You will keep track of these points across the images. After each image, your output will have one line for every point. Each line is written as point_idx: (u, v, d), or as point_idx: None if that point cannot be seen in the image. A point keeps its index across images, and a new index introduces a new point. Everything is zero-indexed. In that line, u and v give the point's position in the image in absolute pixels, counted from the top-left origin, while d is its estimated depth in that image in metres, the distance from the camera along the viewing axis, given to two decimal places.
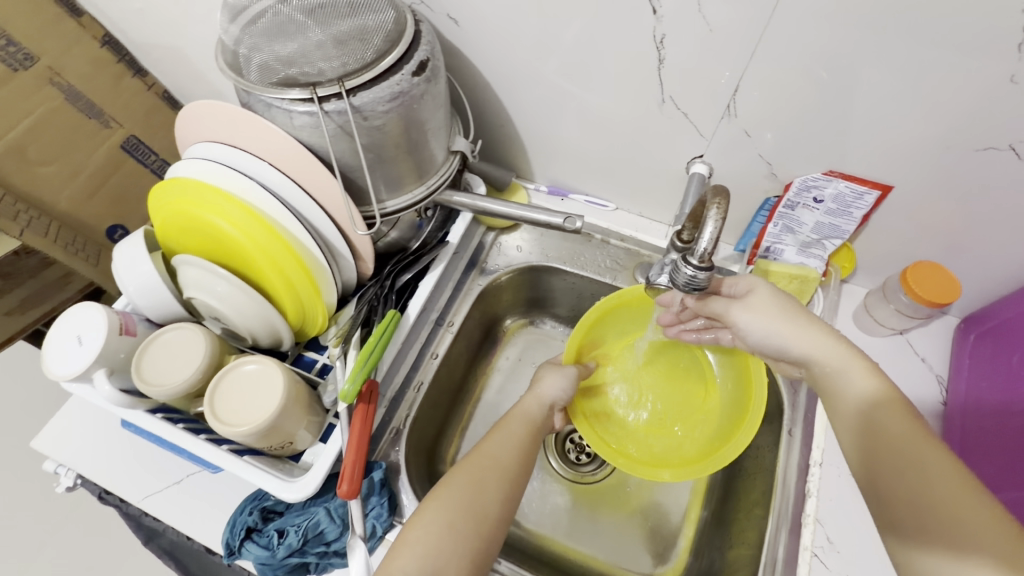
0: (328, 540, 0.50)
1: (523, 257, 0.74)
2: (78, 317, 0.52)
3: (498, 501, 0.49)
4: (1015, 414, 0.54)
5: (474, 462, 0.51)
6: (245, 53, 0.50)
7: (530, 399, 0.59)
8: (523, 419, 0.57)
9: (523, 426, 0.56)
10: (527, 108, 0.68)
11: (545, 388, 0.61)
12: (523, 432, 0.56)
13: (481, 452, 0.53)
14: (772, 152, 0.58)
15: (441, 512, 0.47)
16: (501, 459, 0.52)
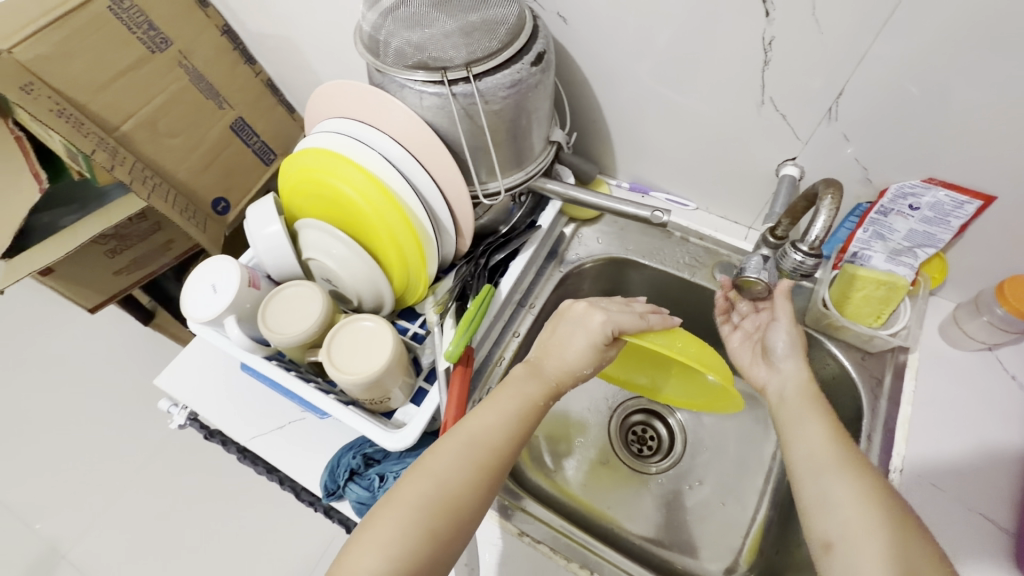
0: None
1: (602, 248, 0.76)
2: (213, 268, 0.59)
3: (481, 498, 0.49)
4: None
5: (459, 447, 0.51)
6: (383, 39, 0.55)
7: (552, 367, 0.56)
8: (522, 396, 0.54)
9: (520, 402, 0.54)
10: (621, 105, 0.71)
11: (575, 361, 0.56)
12: (517, 411, 0.54)
13: (465, 435, 0.52)
14: (869, 157, 0.59)
15: (416, 517, 0.47)
16: (488, 445, 0.52)
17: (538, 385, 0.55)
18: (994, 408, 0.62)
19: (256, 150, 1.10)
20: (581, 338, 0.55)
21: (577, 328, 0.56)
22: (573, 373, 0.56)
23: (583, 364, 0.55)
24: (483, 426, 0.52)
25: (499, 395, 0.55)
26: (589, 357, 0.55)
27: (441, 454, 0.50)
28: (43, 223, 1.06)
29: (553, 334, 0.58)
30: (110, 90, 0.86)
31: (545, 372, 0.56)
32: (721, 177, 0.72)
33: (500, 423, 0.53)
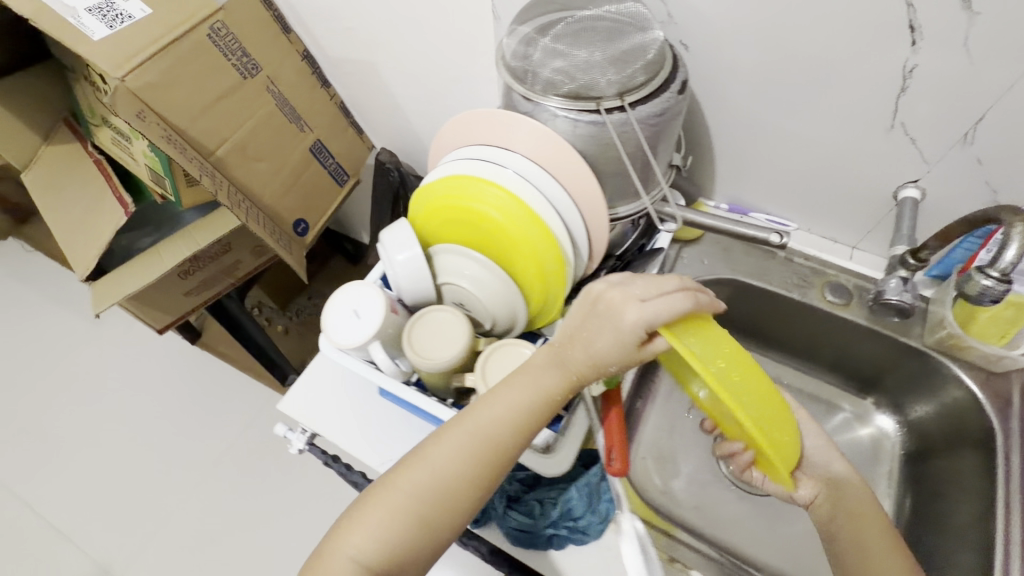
0: (577, 512, 0.54)
1: (708, 269, 0.77)
2: (356, 294, 0.59)
3: (476, 492, 0.49)
4: None
5: (459, 438, 0.50)
6: (531, 68, 0.56)
7: (582, 360, 0.50)
8: (538, 389, 0.50)
9: (534, 395, 0.50)
10: (733, 129, 0.72)
11: (600, 355, 0.49)
12: (528, 405, 0.50)
13: (468, 425, 0.50)
14: (1002, 181, 0.60)
15: (407, 506, 0.48)
16: (490, 440, 0.49)
17: (560, 378, 0.51)
18: None
19: (332, 172, 1.11)
20: (609, 335, 0.48)
21: (607, 322, 0.48)
22: (595, 366, 0.49)
23: (609, 357, 0.49)
24: (491, 421, 0.49)
25: (512, 382, 0.51)
26: (618, 354, 0.48)
27: (439, 443, 0.50)
28: (120, 247, 1.08)
29: (577, 322, 0.51)
30: (207, 115, 0.87)
31: (567, 362, 0.51)
32: (832, 198, 0.73)
33: (510, 416, 0.50)
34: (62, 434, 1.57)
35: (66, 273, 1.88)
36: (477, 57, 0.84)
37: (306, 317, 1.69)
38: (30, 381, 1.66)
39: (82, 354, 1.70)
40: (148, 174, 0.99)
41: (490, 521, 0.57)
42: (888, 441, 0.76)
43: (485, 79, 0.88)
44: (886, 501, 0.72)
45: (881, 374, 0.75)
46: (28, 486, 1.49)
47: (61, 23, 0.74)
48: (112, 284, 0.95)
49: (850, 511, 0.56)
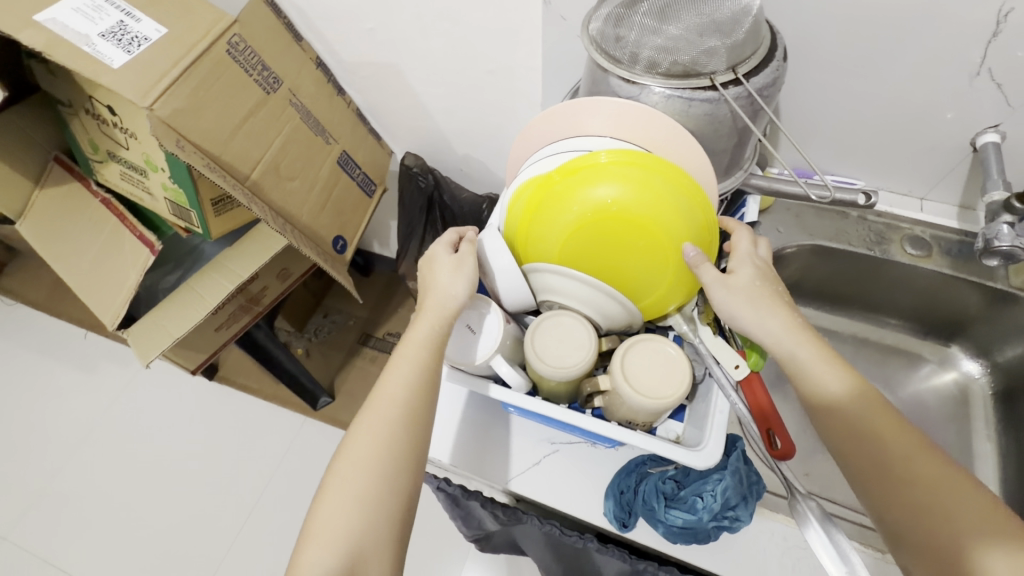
0: (734, 501, 0.53)
1: (785, 237, 0.76)
2: (470, 311, 0.57)
3: (403, 447, 0.50)
4: None
5: (376, 408, 0.51)
6: (631, 50, 0.54)
7: (436, 299, 0.55)
8: (417, 342, 0.54)
9: (414, 348, 0.54)
10: (802, 93, 0.71)
11: (443, 288, 0.56)
12: (411, 361, 0.53)
13: (377, 396, 0.53)
14: None
15: (341, 495, 0.48)
16: (395, 400, 0.52)
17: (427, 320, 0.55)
18: None
19: (360, 182, 1.06)
20: (443, 273, 0.57)
21: (437, 266, 0.57)
22: (446, 300, 0.55)
23: (455, 292, 0.55)
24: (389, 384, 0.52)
25: (407, 349, 0.54)
26: (454, 276, 0.56)
27: (364, 428, 0.51)
28: (144, 289, 1.01)
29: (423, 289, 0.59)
30: (237, 137, 0.81)
31: (424, 309, 0.56)
32: (904, 152, 0.72)
33: (404, 376, 0.53)
34: (84, 492, 1.47)
35: (55, 322, 1.76)
36: (522, 44, 0.80)
37: (326, 335, 1.63)
38: (36, 441, 1.55)
39: (92, 403, 1.60)
40: (170, 209, 0.92)
41: (639, 523, 0.56)
42: (978, 385, 0.78)
43: (526, 68, 0.84)
44: (987, 441, 0.74)
45: (962, 318, 0.76)
46: (55, 551, 1.40)
47: (77, 52, 0.68)
48: (149, 330, 0.89)
49: (856, 409, 0.47)
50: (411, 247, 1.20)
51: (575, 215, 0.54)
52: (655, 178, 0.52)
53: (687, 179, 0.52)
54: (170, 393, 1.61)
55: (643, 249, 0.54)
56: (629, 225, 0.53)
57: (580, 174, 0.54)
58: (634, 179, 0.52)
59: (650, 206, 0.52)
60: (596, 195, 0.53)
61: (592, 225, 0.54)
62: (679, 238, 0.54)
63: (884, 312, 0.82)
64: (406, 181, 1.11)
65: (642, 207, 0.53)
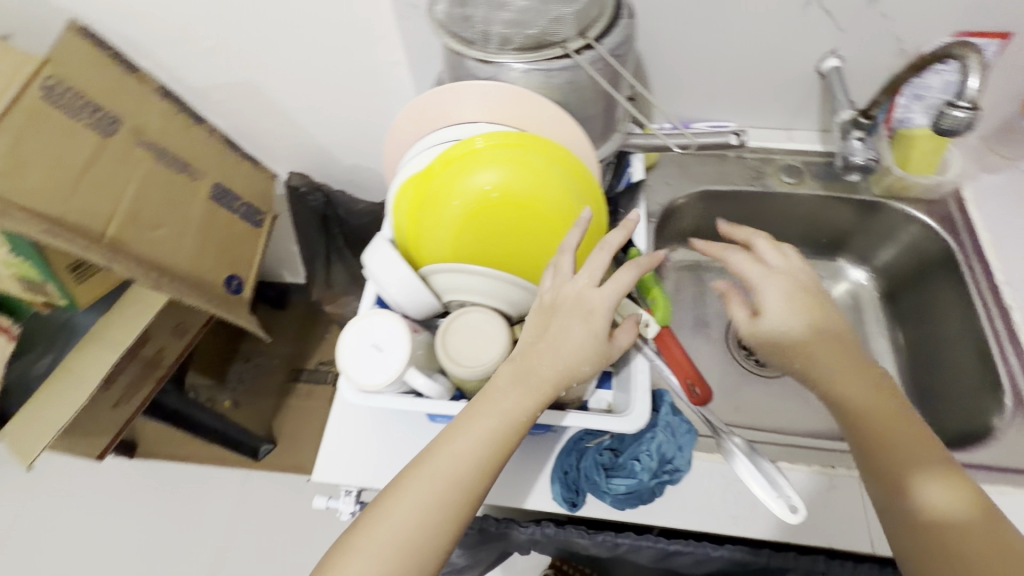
0: (668, 455, 0.54)
1: (675, 188, 0.79)
2: (372, 327, 0.53)
3: (449, 536, 0.44)
4: None
5: (434, 478, 0.45)
6: (480, 29, 0.52)
7: (554, 368, 0.47)
8: (507, 413, 0.47)
9: (500, 420, 0.46)
10: (661, 48, 0.73)
11: (566, 351, 0.47)
12: (492, 438, 0.46)
13: (434, 465, 0.46)
14: (904, 30, 0.66)
15: (363, 566, 0.42)
16: (457, 479, 0.45)
17: (533, 393, 0.47)
18: None
19: (243, 214, 0.98)
20: (579, 336, 0.47)
21: (572, 323, 0.47)
22: (568, 372, 0.47)
23: (577, 367, 0.47)
24: (452, 455, 0.46)
25: (488, 415, 0.47)
26: (587, 350, 0.47)
27: (408, 495, 0.45)
28: (13, 380, 0.88)
29: (544, 331, 0.48)
30: (80, 192, 0.72)
31: (534, 378, 0.47)
32: (761, 89, 0.77)
33: (474, 449, 0.46)
34: None
35: None
36: (380, 40, 0.77)
37: (251, 381, 1.52)
38: None
39: None
40: (20, 286, 0.80)
41: (587, 500, 0.56)
42: (867, 292, 0.84)
43: (390, 64, 0.81)
44: (882, 338, 0.81)
45: (841, 232, 0.82)
46: None
47: None
48: (29, 425, 0.78)
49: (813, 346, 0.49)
50: (317, 270, 1.13)
51: (463, 204, 0.53)
52: (534, 155, 0.52)
53: (569, 154, 0.52)
54: (86, 484, 1.44)
55: (536, 229, 0.54)
56: (517, 207, 0.53)
57: (462, 161, 0.53)
58: (515, 159, 0.52)
59: (534, 184, 0.52)
60: (479, 180, 0.52)
61: (481, 212, 0.53)
62: (569, 213, 0.53)
63: (779, 242, 0.86)
64: (294, 203, 1.04)
65: (526, 186, 0.52)
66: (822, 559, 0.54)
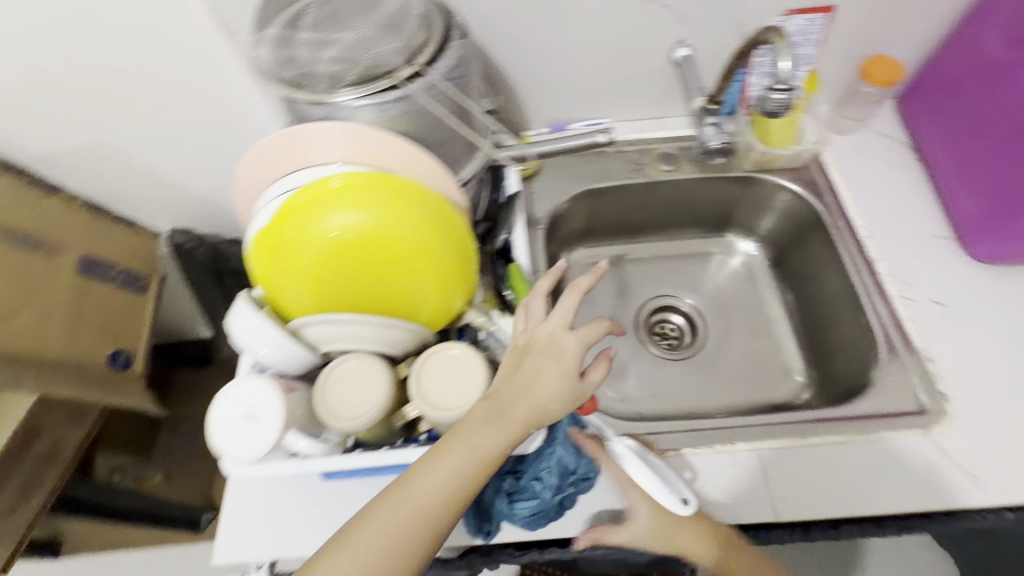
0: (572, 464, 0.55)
1: (560, 191, 0.79)
2: (242, 394, 0.49)
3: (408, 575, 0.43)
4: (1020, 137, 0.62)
5: (398, 512, 0.43)
6: (305, 68, 0.49)
7: (527, 405, 0.47)
8: (479, 450, 0.45)
9: (472, 457, 0.45)
10: (520, 57, 0.73)
11: (542, 390, 0.47)
12: (462, 475, 0.45)
13: (400, 501, 0.44)
14: (739, 14, 0.69)
15: None
16: (424, 516, 0.44)
17: (506, 430, 0.46)
18: (891, 163, 0.78)
19: (121, 282, 0.92)
20: (554, 374, 0.47)
21: (549, 359, 0.48)
22: (540, 410, 0.47)
23: (547, 406, 0.47)
24: (420, 491, 0.44)
25: (460, 447, 0.45)
26: (562, 388, 0.47)
27: (370, 528, 0.43)
28: None
29: (517, 366, 0.49)
30: None
31: (507, 414, 0.46)
32: (625, 83, 0.78)
33: (443, 486, 0.44)
34: None
35: None
36: (233, 83, 0.73)
37: (181, 450, 1.42)
38: None
39: None
40: None
41: (501, 525, 0.55)
42: (758, 262, 0.87)
43: (251, 106, 0.77)
44: (776, 303, 0.84)
45: (725, 209, 0.85)
46: None
47: None
48: None
49: None
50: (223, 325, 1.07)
51: (327, 247, 0.51)
52: (396, 195, 0.51)
53: (420, 190, 0.51)
54: None
55: (399, 268, 0.53)
56: (385, 248, 0.52)
57: (325, 201, 0.50)
58: (379, 199, 0.50)
59: (399, 223, 0.51)
60: (343, 222, 0.50)
61: (346, 253, 0.52)
62: (438, 249, 0.53)
63: (672, 226, 0.88)
64: (182, 261, 0.99)
65: (391, 225, 0.51)
66: (738, 531, 0.55)
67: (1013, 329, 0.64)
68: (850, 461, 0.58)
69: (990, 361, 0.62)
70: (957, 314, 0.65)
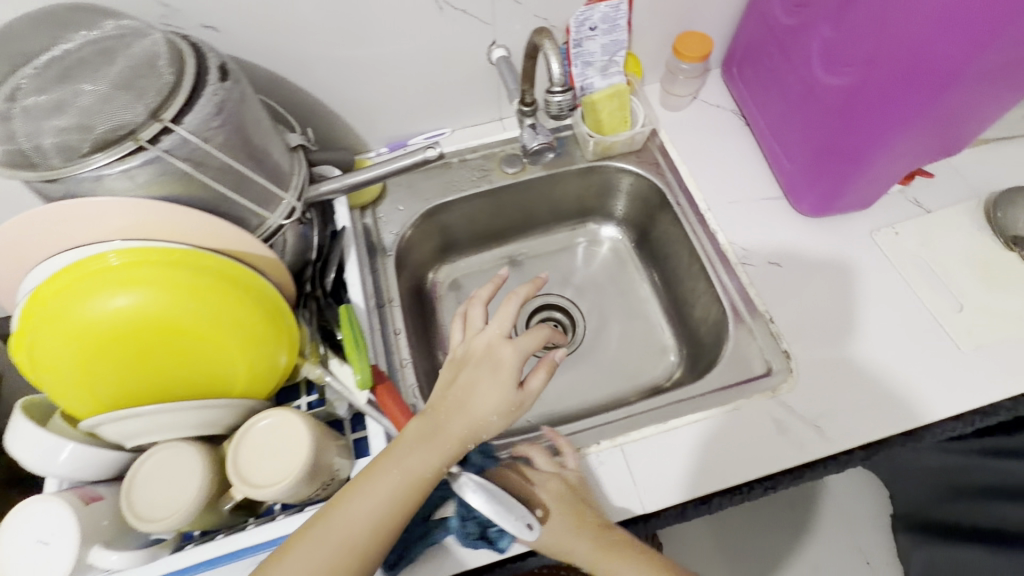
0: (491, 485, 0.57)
1: (407, 212, 0.77)
2: (29, 519, 0.44)
3: None
4: (812, 93, 0.64)
5: (327, 536, 0.45)
6: (32, 143, 0.44)
7: (461, 420, 0.50)
8: (409, 470, 0.48)
9: (402, 478, 0.47)
10: (330, 82, 0.69)
11: (476, 404, 0.50)
12: (394, 495, 0.47)
13: (329, 527, 0.45)
14: (543, 9, 0.68)
15: None
16: (351, 541, 0.45)
17: (438, 448, 0.49)
18: (723, 132, 0.80)
19: None
20: (488, 388, 0.50)
21: (483, 374, 0.51)
22: (474, 427, 0.50)
23: (481, 422, 0.50)
24: (348, 514, 0.46)
25: (392, 466, 0.48)
26: (495, 402, 0.50)
27: (297, 553, 0.44)
28: None
29: (453, 383, 0.52)
30: None
31: (441, 432, 0.49)
32: (452, 92, 0.76)
33: (372, 508, 0.46)
34: None
35: None
36: None
37: None
38: None
39: None
40: None
41: None
42: (622, 246, 0.88)
43: None
44: (644, 284, 0.85)
45: (580, 200, 0.85)
46: None
47: None
48: None
49: None
50: None
51: (104, 333, 0.45)
52: (179, 268, 0.46)
53: (222, 264, 0.48)
54: None
55: (197, 347, 0.48)
56: (176, 328, 0.47)
57: (95, 281, 0.44)
58: (159, 276, 0.45)
59: (187, 299, 0.46)
60: (117, 305, 0.44)
61: (129, 339, 0.46)
62: (241, 320, 0.49)
63: (535, 225, 0.87)
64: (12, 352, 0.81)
65: (177, 303, 0.46)
66: (618, 527, 0.56)
67: (843, 277, 0.67)
68: (709, 437, 0.59)
69: (825, 311, 0.65)
70: (793, 272, 0.68)
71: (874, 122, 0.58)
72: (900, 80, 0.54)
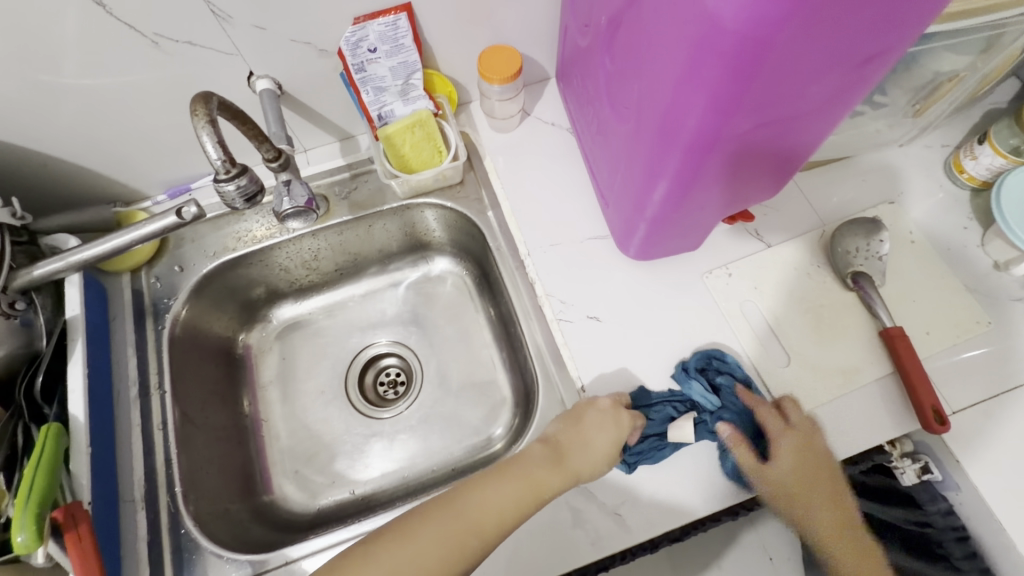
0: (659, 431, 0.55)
1: (190, 271, 0.67)
2: None
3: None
4: (608, 132, 0.56)
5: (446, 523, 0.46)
6: None
7: (581, 458, 0.52)
8: (532, 484, 0.49)
9: (524, 489, 0.49)
10: (51, 133, 0.57)
11: (594, 442, 0.52)
12: (518, 497, 0.49)
13: (458, 510, 0.47)
14: (299, 33, 0.56)
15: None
16: (469, 534, 0.46)
17: (557, 474, 0.51)
18: (557, 155, 0.70)
19: None
20: (607, 434, 0.52)
21: (602, 427, 0.52)
22: (583, 471, 0.52)
23: (597, 467, 0.52)
24: (482, 506, 0.47)
25: (522, 472, 0.50)
26: (610, 454, 0.52)
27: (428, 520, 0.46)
28: None
29: (574, 420, 0.54)
30: None
31: (565, 457, 0.52)
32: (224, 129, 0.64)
33: (495, 516, 0.47)
34: None
35: None
36: None
37: None
38: None
39: None
40: None
41: None
42: (463, 284, 0.78)
43: None
44: (484, 329, 0.76)
45: (408, 237, 0.76)
46: None
47: None
48: None
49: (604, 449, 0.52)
50: None
51: None
52: None
53: None
54: None
55: None
56: None
57: None
58: None
59: None
60: None
61: None
62: None
63: (363, 266, 0.78)
64: None
65: None
66: None
67: (665, 330, 0.60)
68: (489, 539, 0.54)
69: (645, 375, 0.58)
70: (615, 328, 0.61)
71: (646, 175, 0.51)
72: (657, 137, 0.46)
